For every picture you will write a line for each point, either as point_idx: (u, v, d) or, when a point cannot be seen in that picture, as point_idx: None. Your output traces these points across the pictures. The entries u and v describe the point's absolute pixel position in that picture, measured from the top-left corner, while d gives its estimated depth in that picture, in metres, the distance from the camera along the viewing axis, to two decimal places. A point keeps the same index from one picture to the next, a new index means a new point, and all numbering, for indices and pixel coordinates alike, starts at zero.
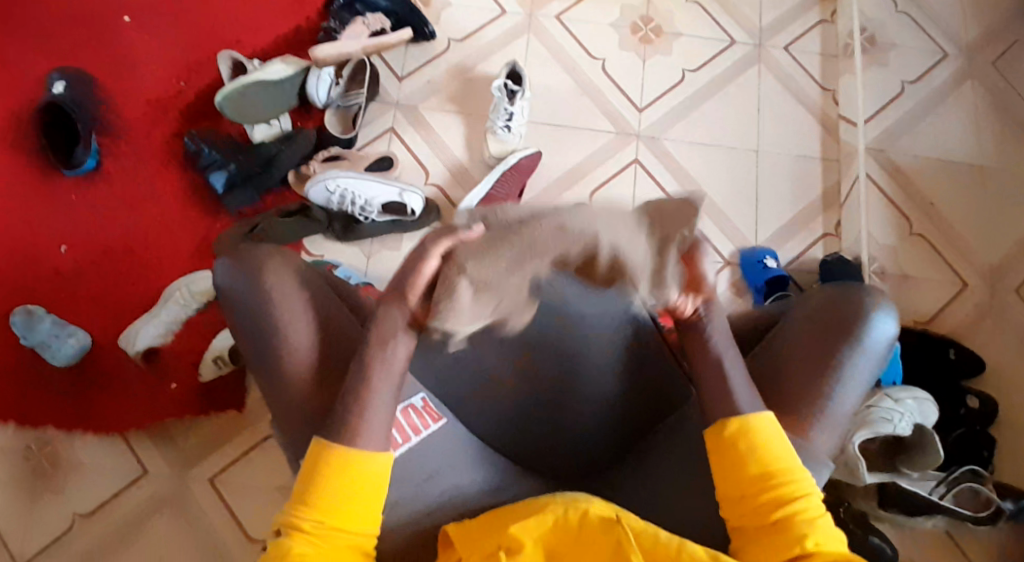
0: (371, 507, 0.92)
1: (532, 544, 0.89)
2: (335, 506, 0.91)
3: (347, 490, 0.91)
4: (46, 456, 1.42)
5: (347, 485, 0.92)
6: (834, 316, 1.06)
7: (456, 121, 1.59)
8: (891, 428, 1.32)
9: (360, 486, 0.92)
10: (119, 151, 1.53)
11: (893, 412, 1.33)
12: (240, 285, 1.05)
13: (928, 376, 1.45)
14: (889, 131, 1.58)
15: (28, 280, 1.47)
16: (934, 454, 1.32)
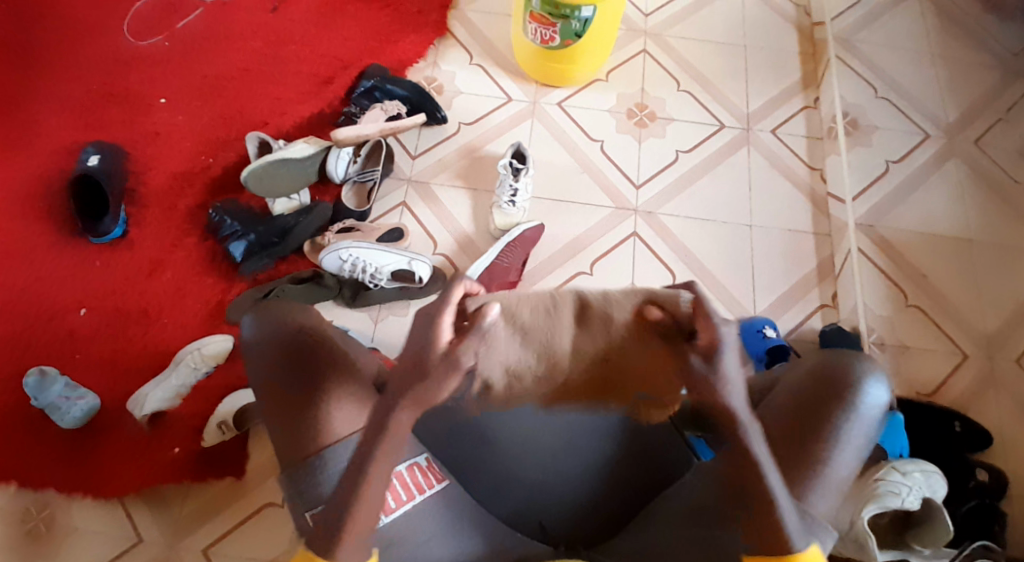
0: None
1: None
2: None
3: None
4: (45, 519, 1.43)
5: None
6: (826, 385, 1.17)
7: (465, 196, 1.66)
8: (899, 501, 1.29)
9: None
10: (144, 222, 1.61)
11: (901, 486, 1.31)
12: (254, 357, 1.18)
13: (931, 446, 1.46)
14: (880, 206, 1.63)
15: (41, 341, 1.52)
16: (944, 530, 1.28)
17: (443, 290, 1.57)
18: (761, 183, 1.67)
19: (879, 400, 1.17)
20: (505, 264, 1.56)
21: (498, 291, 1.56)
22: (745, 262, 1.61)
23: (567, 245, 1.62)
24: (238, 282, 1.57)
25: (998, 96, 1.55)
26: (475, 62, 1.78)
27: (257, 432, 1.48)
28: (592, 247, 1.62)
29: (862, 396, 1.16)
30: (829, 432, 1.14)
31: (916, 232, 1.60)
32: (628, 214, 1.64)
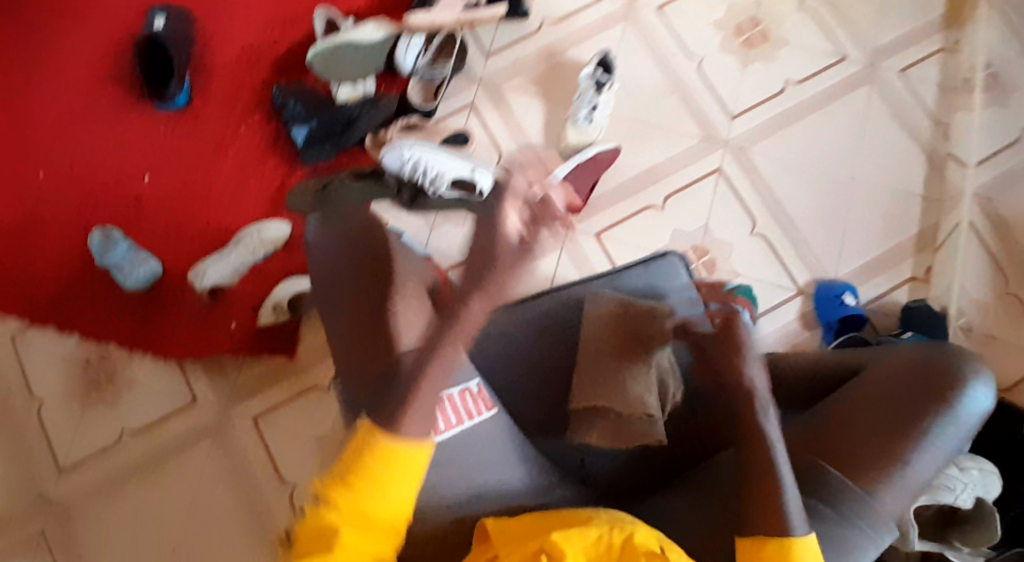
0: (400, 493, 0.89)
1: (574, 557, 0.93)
2: (360, 493, 0.88)
3: (381, 485, 0.88)
4: (104, 371, 1.50)
5: (378, 484, 0.88)
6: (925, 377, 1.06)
7: (538, 105, 1.55)
8: (953, 498, 1.18)
9: (394, 490, 0.89)
10: (212, 92, 1.58)
11: (957, 481, 1.19)
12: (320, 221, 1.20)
13: (1006, 452, 1.30)
14: (1000, 180, 1.45)
15: (108, 203, 1.55)
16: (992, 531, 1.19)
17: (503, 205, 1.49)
18: (872, 132, 1.48)
19: (980, 405, 1.06)
20: (573, 188, 1.45)
21: (561, 214, 1.46)
22: (835, 220, 1.46)
23: (645, 171, 1.50)
24: (298, 170, 1.54)
25: None
26: None
27: (309, 321, 1.49)
28: (670, 179, 1.49)
29: (961, 399, 1.05)
30: (913, 429, 1.04)
31: None
32: (715, 147, 1.50)
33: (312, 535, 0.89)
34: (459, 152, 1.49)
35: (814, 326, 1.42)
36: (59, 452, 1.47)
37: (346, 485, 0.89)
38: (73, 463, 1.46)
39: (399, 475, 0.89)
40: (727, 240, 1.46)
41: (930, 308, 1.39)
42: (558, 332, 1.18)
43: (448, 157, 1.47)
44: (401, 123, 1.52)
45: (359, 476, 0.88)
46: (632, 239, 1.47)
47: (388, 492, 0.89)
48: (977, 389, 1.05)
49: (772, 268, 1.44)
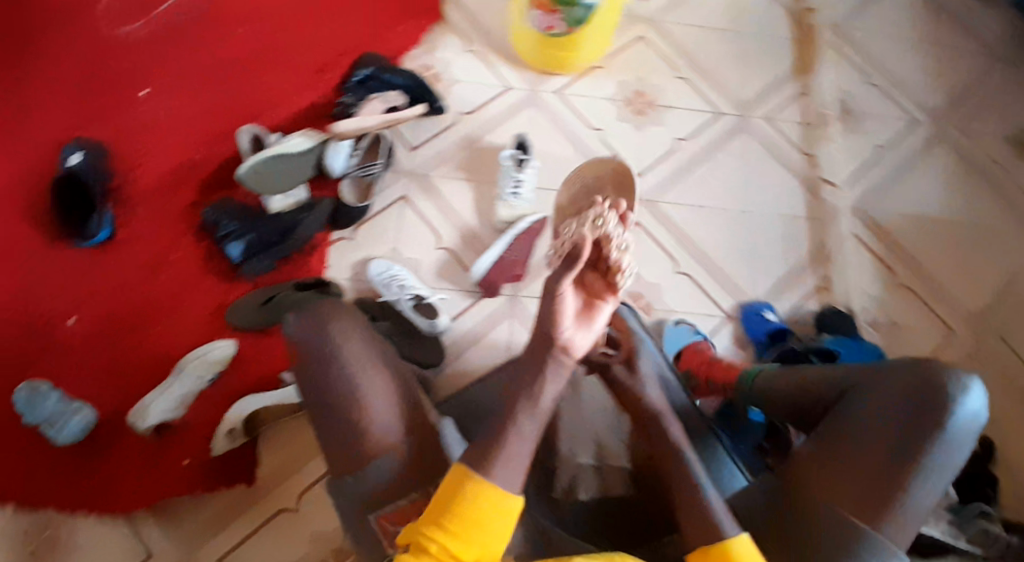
0: (483, 542, 1.03)
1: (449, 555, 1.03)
2: (446, 535, 1.03)
3: (470, 534, 1.03)
4: (46, 540, 1.38)
5: (466, 515, 1.03)
6: (927, 387, 1.12)
7: (465, 187, 1.61)
8: None
9: (473, 536, 1.03)
10: (133, 221, 1.51)
11: None
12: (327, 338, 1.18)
13: None
14: (870, 192, 1.66)
15: (32, 354, 1.44)
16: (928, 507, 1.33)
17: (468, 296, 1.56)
18: (759, 171, 1.68)
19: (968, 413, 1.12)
20: (514, 258, 1.56)
21: (505, 283, 1.56)
22: (744, 252, 1.64)
23: None
24: (240, 285, 1.51)
25: (969, 93, 1.72)
26: (471, 49, 1.68)
27: (264, 440, 1.45)
28: None
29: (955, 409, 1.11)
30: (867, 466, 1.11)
31: (903, 214, 1.66)
32: None
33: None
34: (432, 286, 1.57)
35: (748, 346, 1.59)
36: None
37: (442, 527, 1.03)
38: None
39: (490, 510, 1.04)
40: (657, 281, 1.61)
41: (838, 311, 1.60)
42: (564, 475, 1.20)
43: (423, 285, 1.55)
44: (356, 224, 1.57)
45: (451, 521, 1.03)
46: None
47: (485, 548, 1.04)
48: (967, 396, 1.12)
49: (703, 302, 1.60)
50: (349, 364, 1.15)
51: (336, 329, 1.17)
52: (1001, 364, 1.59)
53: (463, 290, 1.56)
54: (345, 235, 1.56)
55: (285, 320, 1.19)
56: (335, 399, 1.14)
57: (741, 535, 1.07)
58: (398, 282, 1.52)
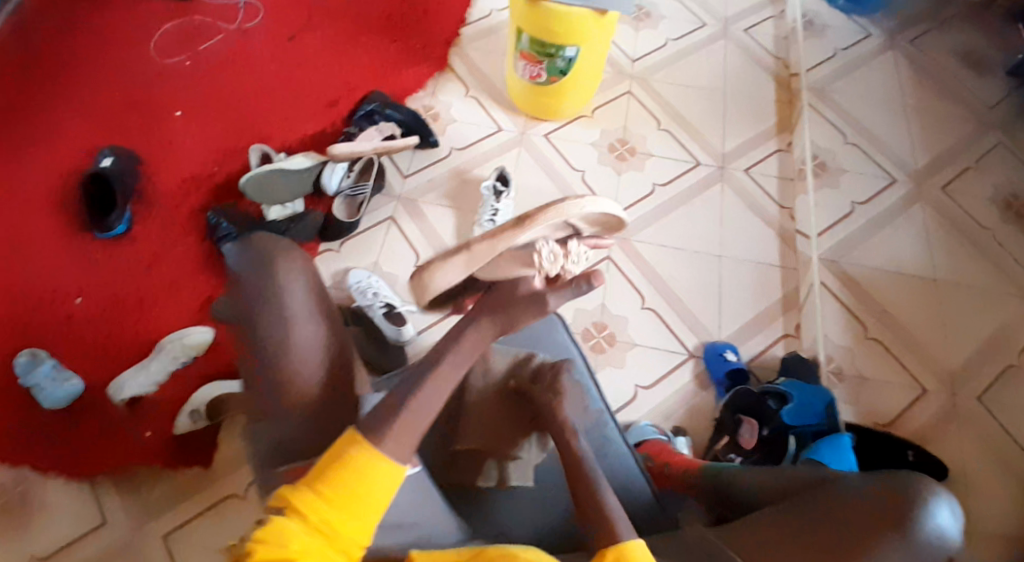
0: (362, 511, 1.01)
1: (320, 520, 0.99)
2: (323, 500, 1.00)
3: (342, 504, 1.00)
4: (18, 494, 1.51)
5: (341, 486, 1.00)
6: (901, 501, 1.12)
7: (449, 214, 1.74)
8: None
9: (353, 506, 1.00)
10: (148, 219, 1.70)
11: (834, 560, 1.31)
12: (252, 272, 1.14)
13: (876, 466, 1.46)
14: (845, 245, 1.68)
15: (40, 325, 1.61)
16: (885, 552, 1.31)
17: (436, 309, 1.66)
18: (733, 218, 1.72)
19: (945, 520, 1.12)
20: None
21: None
22: (714, 294, 1.66)
23: None
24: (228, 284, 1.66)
25: (953, 157, 1.77)
26: (470, 95, 1.86)
27: (226, 427, 1.59)
28: None
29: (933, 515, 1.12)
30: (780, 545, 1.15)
31: (878, 269, 1.66)
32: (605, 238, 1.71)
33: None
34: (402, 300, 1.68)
35: (708, 386, 1.60)
36: None
37: (315, 494, 1.00)
38: None
39: (367, 482, 1.01)
40: (622, 314, 1.64)
41: (804, 359, 1.58)
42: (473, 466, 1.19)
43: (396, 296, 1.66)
44: (343, 239, 1.71)
45: (323, 487, 1.00)
46: None
47: (353, 520, 1.00)
48: (946, 515, 1.12)
49: (664, 337, 1.63)
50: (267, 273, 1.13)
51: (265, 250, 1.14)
52: (980, 425, 1.53)
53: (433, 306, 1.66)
54: (333, 248, 1.71)
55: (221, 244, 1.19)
56: (250, 312, 1.13)
57: (634, 540, 1.06)
58: (372, 290, 1.63)
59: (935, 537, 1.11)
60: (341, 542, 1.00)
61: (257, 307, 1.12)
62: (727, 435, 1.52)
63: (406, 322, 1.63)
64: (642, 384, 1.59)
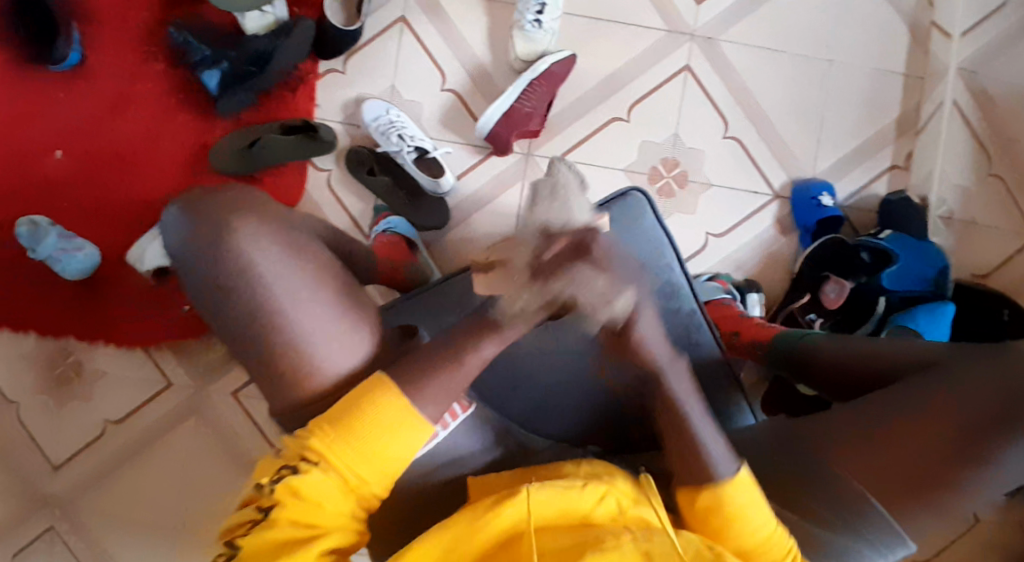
0: (385, 457, 0.94)
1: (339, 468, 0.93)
2: (346, 444, 0.93)
3: (372, 458, 0.93)
4: (71, 367, 1.46)
5: (370, 437, 0.93)
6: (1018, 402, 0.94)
7: (479, 12, 1.36)
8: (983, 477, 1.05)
9: (378, 453, 0.93)
10: (102, 42, 1.38)
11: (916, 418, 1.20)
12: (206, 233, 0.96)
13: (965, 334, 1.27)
14: (991, 49, 1.30)
15: (23, 186, 1.39)
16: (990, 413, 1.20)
17: (481, 147, 1.37)
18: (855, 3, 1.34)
19: None
20: (527, 108, 1.32)
21: (517, 140, 1.35)
22: (813, 116, 1.35)
23: (608, 79, 1.35)
24: (219, 123, 1.39)
25: None
26: None
27: None
28: (633, 85, 1.35)
29: None
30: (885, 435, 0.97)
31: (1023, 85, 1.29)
32: (683, 41, 1.35)
33: (271, 538, 0.90)
34: (428, 130, 1.37)
35: (791, 231, 1.37)
36: (48, 450, 1.46)
37: (346, 448, 0.93)
38: (65, 461, 1.46)
39: (399, 436, 0.94)
40: (698, 147, 1.36)
41: (910, 202, 1.33)
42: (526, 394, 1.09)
43: (422, 129, 1.36)
44: (346, 54, 1.37)
45: (351, 439, 0.93)
46: (593, 155, 1.36)
47: (376, 469, 0.94)
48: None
49: (746, 173, 1.36)
50: (244, 254, 0.95)
51: (236, 232, 0.96)
52: None
53: (470, 146, 1.37)
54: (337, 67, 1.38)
55: (166, 219, 0.99)
56: (244, 305, 0.96)
57: (739, 475, 0.94)
58: (397, 131, 1.33)
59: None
60: (370, 493, 0.94)
61: (251, 304, 0.95)
62: (809, 294, 1.32)
63: (443, 170, 1.35)
64: (713, 231, 1.36)
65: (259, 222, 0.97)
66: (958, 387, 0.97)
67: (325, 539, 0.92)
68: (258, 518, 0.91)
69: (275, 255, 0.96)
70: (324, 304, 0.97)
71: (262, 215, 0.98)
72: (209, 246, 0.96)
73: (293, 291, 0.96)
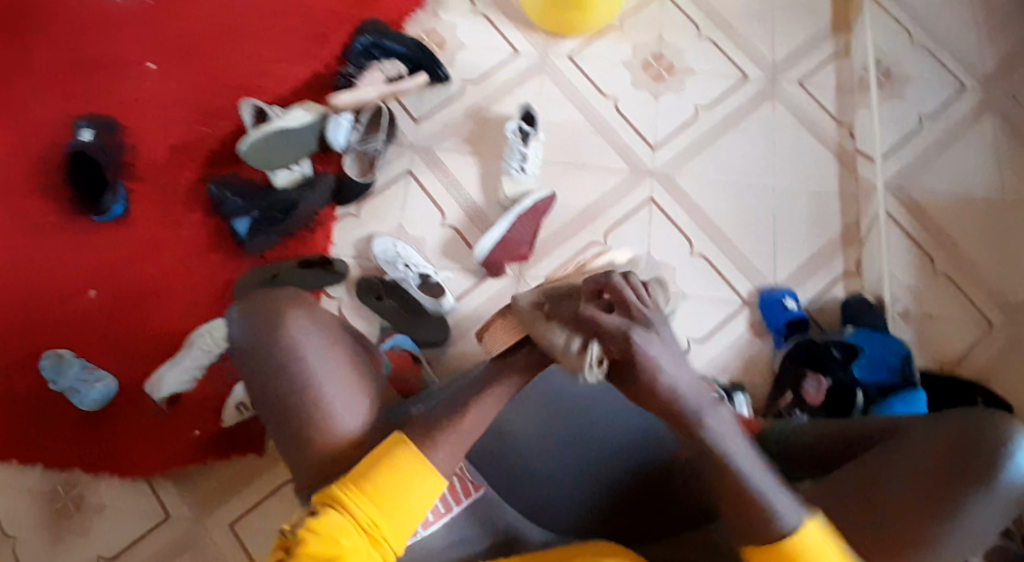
0: (403, 504, 0.93)
1: (356, 515, 0.91)
2: (365, 490, 0.92)
3: (390, 501, 0.92)
4: (73, 499, 1.47)
5: (386, 480, 0.93)
6: (967, 451, 0.93)
7: (472, 163, 1.59)
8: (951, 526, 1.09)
9: (398, 495, 0.93)
10: (146, 198, 1.58)
11: None
12: (258, 326, 1.02)
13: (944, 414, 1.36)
14: (906, 169, 1.57)
15: (56, 324, 1.51)
16: None
17: (478, 271, 1.54)
18: (788, 141, 1.59)
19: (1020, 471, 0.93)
20: (518, 236, 1.51)
21: (509, 264, 1.52)
22: (767, 234, 1.55)
23: (582, 212, 1.56)
24: (244, 262, 1.55)
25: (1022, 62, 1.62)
26: (476, 12, 1.68)
27: None
28: (607, 214, 1.56)
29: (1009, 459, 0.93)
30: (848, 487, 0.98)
31: (947, 193, 1.55)
32: (645, 178, 1.57)
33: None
34: (430, 257, 1.55)
35: (764, 333, 1.50)
36: None
37: (365, 494, 0.92)
38: None
39: (414, 481, 0.94)
40: (672, 264, 1.53)
41: (867, 301, 1.47)
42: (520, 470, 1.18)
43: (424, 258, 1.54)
44: (360, 201, 1.58)
45: (370, 484, 0.93)
46: None
47: (394, 516, 0.92)
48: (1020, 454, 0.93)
49: (717, 287, 1.52)
50: (291, 346, 1.00)
51: (283, 327, 1.01)
52: None
53: (467, 271, 1.54)
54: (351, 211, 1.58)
55: (228, 313, 1.06)
56: (271, 382, 1.00)
57: (805, 526, 0.91)
58: (403, 261, 1.51)
59: (1003, 492, 0.92)
60: (388, 540, 0.91)
61: (281, 382, 1.00)
62: (791, 391, 1.40)
63: (444, 292, 1.51)
64: (695, 337, 1.50)
65: (309, 318, 1.03)
66: (907, 437, 0.98)
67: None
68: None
69: (319, 351, 1.01)
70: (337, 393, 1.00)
71: (310, 310, 1.04)
72: (256, 337, 1.02)
73: (322, 383, 1.00)
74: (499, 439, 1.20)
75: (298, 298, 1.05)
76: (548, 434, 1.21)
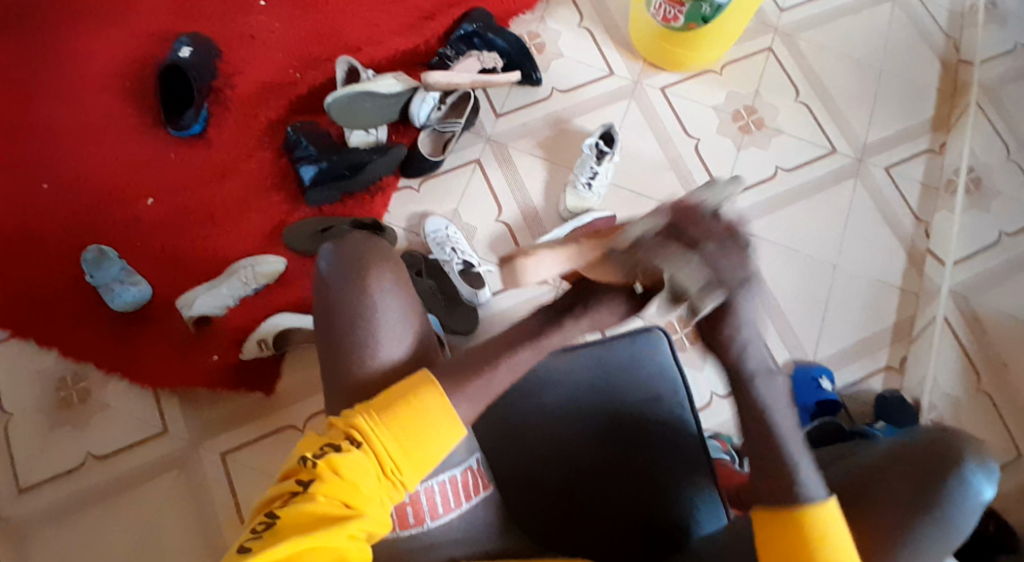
0: (422, 451, 0.96)
1: (374, 455, 0.95)
2: (386, 428, 0.96)
3: (410, 446, 0.96)
4: (78, 392, 1.49)
5: (411, 427, 0.96)
6: (934, 473, 0.98)
7: (540, 167, 1.60)
8: None
9: (420, 445, 0.96)
10: (225, 123, 1.61)
11: None
12: (344, 269, 1.10)
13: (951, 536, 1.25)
14: (979, 281, 1.52)
15: (109, 221, 1.55)
16: None
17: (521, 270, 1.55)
18: (859, 223, 1.56)
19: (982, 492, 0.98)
20: None
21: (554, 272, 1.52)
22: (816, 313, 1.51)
23: None
24: (302, 209, 1.57)
25: None
26: (584, 25, 1.68)
27: (291, 358, 1.53)
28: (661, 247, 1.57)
29: (965, 487, 0.97)
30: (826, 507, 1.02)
31: (1009, 314, 1.49)
32: None
33: (311, 510, 0.92)
34: (476, 244, 1.56)
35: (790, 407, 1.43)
36: (23, 472, 1.45)
37: (383, 427, 0.96)
38: (39, 483, 1.44)
39: (435, 429, 0.97)
40: None
41: (903, 400, 1.42)
42: (523, 452, 1.16)
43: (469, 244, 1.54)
44: (423, 177, 1.59)
45: (395, 423, 0.96)
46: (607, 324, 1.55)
47: (412, 459, 0.96)
48: (977, 481, 0.97)
49: None
50: (376, 295, 1.09)
51: (371, 278, 1.09)
52: None
53: None
54: (411, 185, 1.59)
55: (320, 250, 1.13)
56: (340, 319, 1.09)
57: (825, 503, 0.94)
58: (452, 244, 1.51)
59: (967, 506, 0.97)
60: (404, 483, 0.96)
61: (349, 326, 1.08)
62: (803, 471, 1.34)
63: (483, 284, 1.51)
64: (718, 393, 1.51)
65: (393, 277, 1.11)
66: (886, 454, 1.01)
67: (357, 519, 0.92)
68: (298, 491, 0.93)
69: (396, 304, 1.10)
70: (405, 339, 1.10)
71: (397, 271, 1.12)
72: (345, 281, 1.10)
73: (393, 331, 1.09)
74: (507, 440, 1.16)
75: (388, 252, 1.13)
76: (553, 436, 1.16)
